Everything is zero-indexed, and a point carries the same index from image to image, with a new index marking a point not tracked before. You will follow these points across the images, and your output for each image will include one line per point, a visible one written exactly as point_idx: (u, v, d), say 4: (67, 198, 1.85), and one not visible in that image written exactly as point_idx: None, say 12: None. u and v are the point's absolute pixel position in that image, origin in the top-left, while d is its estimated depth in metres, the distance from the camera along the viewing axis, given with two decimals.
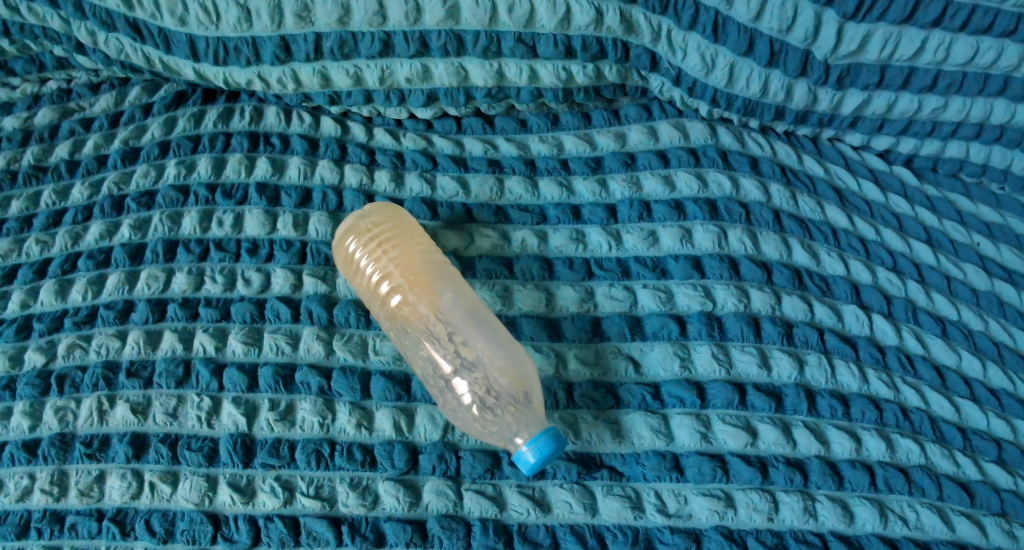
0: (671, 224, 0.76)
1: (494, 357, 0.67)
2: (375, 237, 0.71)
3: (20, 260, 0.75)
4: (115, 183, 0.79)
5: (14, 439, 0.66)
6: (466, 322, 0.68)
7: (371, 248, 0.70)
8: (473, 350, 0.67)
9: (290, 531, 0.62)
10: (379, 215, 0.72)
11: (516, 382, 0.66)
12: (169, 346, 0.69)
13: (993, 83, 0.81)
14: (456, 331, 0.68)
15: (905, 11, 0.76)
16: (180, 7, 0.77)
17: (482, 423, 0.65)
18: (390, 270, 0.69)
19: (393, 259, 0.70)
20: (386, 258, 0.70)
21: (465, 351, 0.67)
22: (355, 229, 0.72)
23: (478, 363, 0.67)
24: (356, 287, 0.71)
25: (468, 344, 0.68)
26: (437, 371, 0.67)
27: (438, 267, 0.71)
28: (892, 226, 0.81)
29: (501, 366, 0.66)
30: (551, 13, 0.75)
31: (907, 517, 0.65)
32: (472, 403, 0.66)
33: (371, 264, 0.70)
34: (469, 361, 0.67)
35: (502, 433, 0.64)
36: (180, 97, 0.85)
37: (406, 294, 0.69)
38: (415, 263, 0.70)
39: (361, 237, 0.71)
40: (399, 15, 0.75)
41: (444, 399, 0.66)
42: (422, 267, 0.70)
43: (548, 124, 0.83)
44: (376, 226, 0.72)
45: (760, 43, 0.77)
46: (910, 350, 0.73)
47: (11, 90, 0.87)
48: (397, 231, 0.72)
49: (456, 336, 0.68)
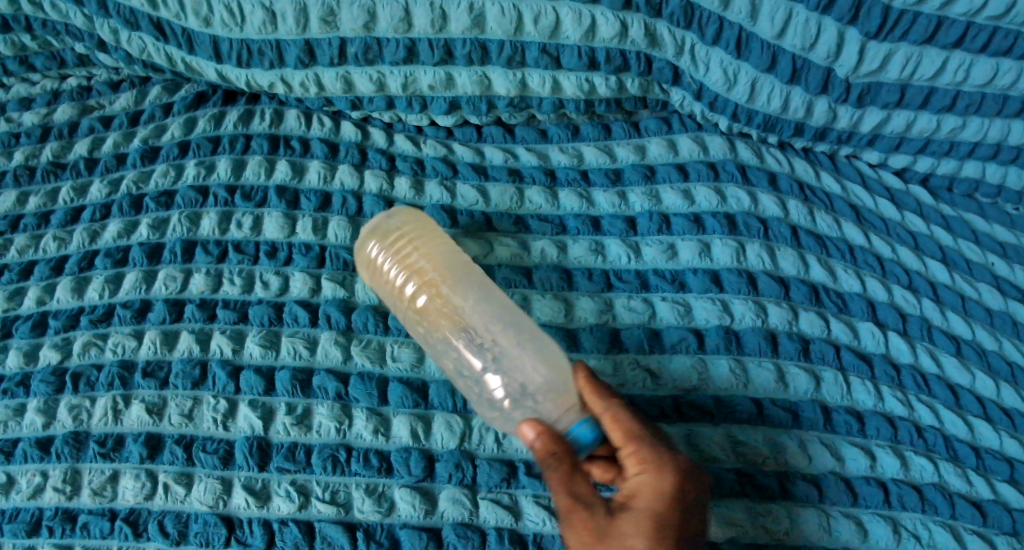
0: (690, 238, 0.76)
1: (526, 353, 0.64)
2: (402, 237, 0.69)
3: (37, 256, 0.75)
4: (134, 182, 0.79)
5: (28, 435, 0.66)
6: (500, 316, 0.65)
7: (398, 246, 0.68)
8: (506, 343, 0.64)
9: (304, 535, 0.62)
10: (403, 216, 0.71)
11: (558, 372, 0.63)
12: (186, 347, 0.69)
13: (1012, 105, 0.82)
14: (491, 323, 0.65)
15: (927, 32, 0.76)
16: (205, 8, 0.77)
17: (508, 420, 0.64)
18: (421, 266, 0.67)
19: (423, 255, 0.67)
20: (414, 256, 0.67)
21: (502, 341, 0.64)
22: (383, 229, 0.70)
23: (516, 354, 0.64)
24: (383, 287, 0.68)
25: (505, 334, 0.64)
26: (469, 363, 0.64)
27: (468, 267, 0.68)
28: (908, 244, 0.81)
29: (541, 357, 0.64)
30: (576, 25, 0.76)
31: (920, 535, 0.66)
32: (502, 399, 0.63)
33: (398, 262, 0.67)
34: (507, 350, 0.64)
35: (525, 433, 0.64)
36: (200, 98, 0.85)
37: (437, 289, 0.66)
38: (445, 262, 0.67)
39: (387, 237, 0.69)
40: (425, 23, 0.75)
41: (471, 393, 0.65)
42: (453, 265, 0.67)
43: (569, 134, 0.83)
44: (403, 226, 0.70)
45: (782, 60, 0.78)
46: (924, 369, 0.74)
47: (31, 86, 0.88)
48: (427, 232, 0.69)
49: (492, 327, 0.65)
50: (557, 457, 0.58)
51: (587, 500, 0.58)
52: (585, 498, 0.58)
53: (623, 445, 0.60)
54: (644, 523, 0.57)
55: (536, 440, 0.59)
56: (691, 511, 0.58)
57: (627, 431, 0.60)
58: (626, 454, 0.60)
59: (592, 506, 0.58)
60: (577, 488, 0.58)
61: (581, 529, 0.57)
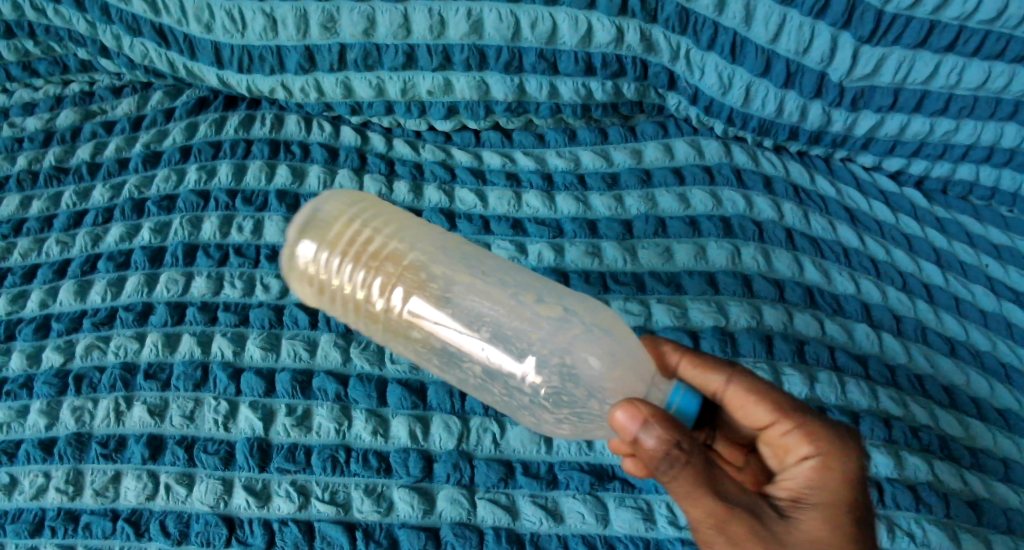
0: (686, 241, 0.77)
1: (581, 324, 0.54)
2: (349, 225, 0.55)
3: (40, 259, 0.76)
4: (136, 186, 0.80)
5: (31, 437, 0.67)
6: (525, 287, 0.57)
7: (337, 247, 0.54)
8: (552, 314, 0.55)
9: (304, 535, 0.63)
10: (338, 203, 0.58)
11: (624, 331, 0.55)
12: (187, 349, 0.70)
13: (1005, 108, 0.82)
14: (521, 294, 0.56)
15: (920, 36, 0.77)
16: (206, 14, 0.78)
17: (566, 417, 0.54)
18: (388, 250, 0.55)
19: (386, 236, 0.55)
20: (374, 242, 0.55)
21: (547, 308, 0.55)
22: (314, 225, 0.56)
23: (574, 318, 0.55)
24: (342, 293, 0.55)
25: (543, 301, 0.56)
26: (524, 348, 0.54)
27: (432, 248, 0.57)
28: (903, 246, 0.82)
29: (598, 316, 0.55)
30: (573, 31, 0.77)
31: (915, 534, 0.66)
32: (569, 392, 0.53)
33: (350, 257, 0.54)
34: (560, 315, 0.55)
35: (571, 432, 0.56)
36: (201, 104, 0.86)
37: (419, 271, 0.55)
38: (407, 251, 0.55)
39: (324, 233, 0.55)
40: (424, 29, 0.76)
41: (512, 388, 0.55)
42: (416, 253, 0.55)
43: (566, 139, 0.84)
44: (343, 211, 0.57)
45: (776, 65, 0.79)
46: (919, 369, 0.74)
47: (34, 91, 0.89)
48: (370, 219, 0.56)
49: (526, 295, 0.56)
50: (686, 453, 0.48)
51: (750, 501, 0.50)
52: (746, 500, 0.50)
53: (780, 427, 0.53)
54: (825, 520, 0.50)
55: (644, 437, 0.48)
56: (864, 493, 0.52)
57: (779, 411, 0.53)
58: (784, 437, 0.52)
59: (757, 508, 0.50)
60: (727, 489, 0.49)
61: (750, 540, 0.49)
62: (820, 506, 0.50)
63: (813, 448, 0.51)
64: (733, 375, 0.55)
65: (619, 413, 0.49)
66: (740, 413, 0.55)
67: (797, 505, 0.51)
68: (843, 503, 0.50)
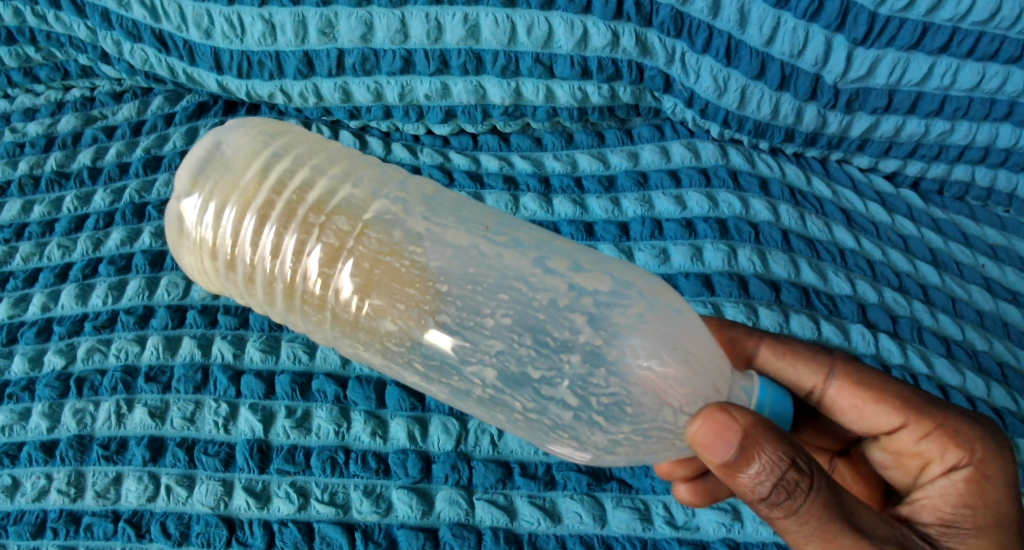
0: (682, 242, 0.77)
1: (645, 303, 0.51)
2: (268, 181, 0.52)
3: (42, 263, 0.77)
4: (137, 191, 0.80)
5: (33, 439, 0.68)
6: (556, 249, 0.54)
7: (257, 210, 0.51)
8: (604, 284, 0.52)
9: (303, 536, 0.63)
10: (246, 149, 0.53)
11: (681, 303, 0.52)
12: (188, 352, 0.70)
13: (999, 108, 0.83)
14: (549, 259, 0.53)
15: (914, 37, 0.77)
16: (205, 20, 0.78)
17: (628, 436, 0.50)
18: (330, 206, 0.52)
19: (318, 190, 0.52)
20: (305, 197, 0.52)
21: (594, 279, 0.52)
22: (224, 182, 0.52)
23: (628, 293, 0.51)
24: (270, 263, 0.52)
25: (585, 270, 0.53)
26: (567, 340, 0.50)
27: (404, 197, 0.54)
28: (899, 247, 0.83)
29: (656, 290, 0.52)
30: (569, 35, 0.77)
31: None
32: (635, 401, 0.49)
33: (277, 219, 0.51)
34: (612, 290, 0.52)
35: (628, 454, 0.52)
36: (201, 108, 0.86)
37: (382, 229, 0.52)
38: (366, 203, 0.52)
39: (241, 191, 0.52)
40: (421, 34, 0.77)
41: (547, 402, 0.51)
42: (381, 204, 0.53)
43: (563, 141, 0.85)
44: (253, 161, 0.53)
45: (771, 67, 0.79)
46: (915, 369, 0.75)
47: (36, 97, 0.90)
48: (300, 167, 0.53)
49: (563, 260, 0.53)
50: (802, 476, 0.46)
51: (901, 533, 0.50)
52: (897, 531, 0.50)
53: (920, 432, 0.56)
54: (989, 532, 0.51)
55: (748, 469, 0.46)
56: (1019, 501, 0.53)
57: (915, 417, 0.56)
58: (927, 445, 0.55)
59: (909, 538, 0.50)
60: (861, 521, 0.48)
61: None
62: (976, 526, 0.51)
63: (958, 455, 0.54)
64: (832, 372, 0.59)
65: (701, 427, 0.46)
66: (854, 414, 0.59)
67: (949, 528, 0.52)
68: (1002, 514, 0.52)
